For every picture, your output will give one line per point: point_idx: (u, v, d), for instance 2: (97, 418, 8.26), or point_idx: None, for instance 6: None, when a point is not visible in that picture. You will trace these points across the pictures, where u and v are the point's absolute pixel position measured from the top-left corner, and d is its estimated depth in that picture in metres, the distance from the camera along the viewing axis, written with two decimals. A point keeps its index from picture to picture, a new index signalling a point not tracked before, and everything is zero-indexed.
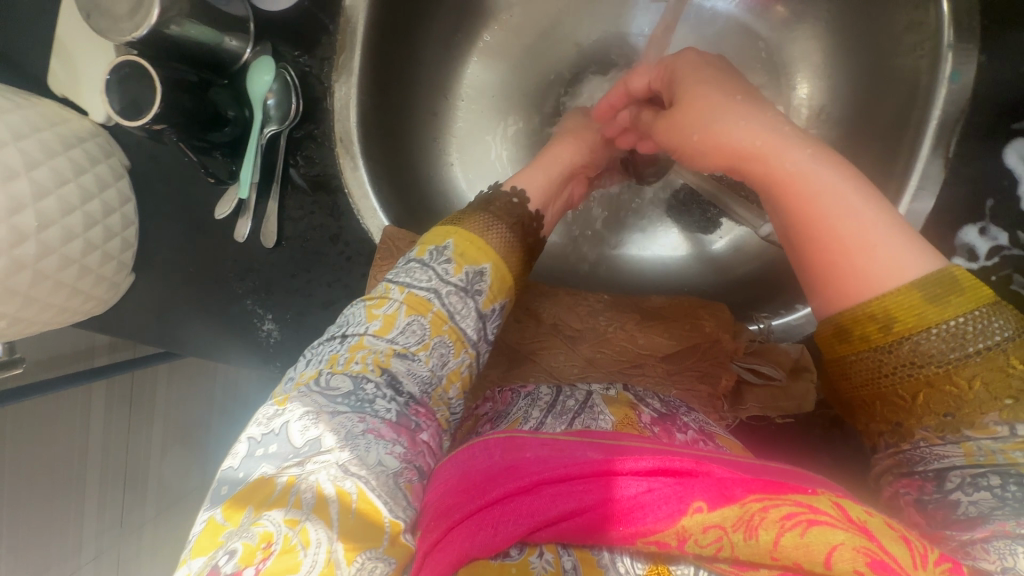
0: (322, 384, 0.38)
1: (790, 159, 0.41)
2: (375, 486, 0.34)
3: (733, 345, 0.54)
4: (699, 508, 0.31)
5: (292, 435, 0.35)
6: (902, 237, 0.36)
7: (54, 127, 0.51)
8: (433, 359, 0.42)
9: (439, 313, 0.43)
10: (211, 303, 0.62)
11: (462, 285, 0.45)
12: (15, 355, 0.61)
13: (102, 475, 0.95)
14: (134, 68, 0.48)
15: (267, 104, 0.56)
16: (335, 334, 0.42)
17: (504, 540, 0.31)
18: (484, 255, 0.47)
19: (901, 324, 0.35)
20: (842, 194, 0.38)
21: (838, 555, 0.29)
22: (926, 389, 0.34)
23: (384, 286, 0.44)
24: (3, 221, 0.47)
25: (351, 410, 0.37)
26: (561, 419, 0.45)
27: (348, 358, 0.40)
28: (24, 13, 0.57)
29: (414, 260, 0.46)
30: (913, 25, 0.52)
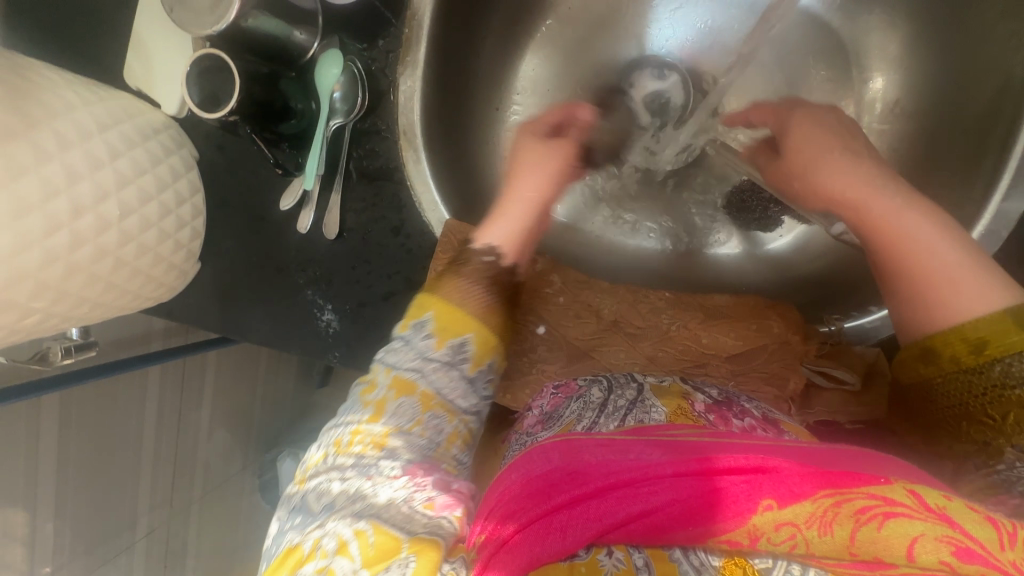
0: (327, 466, 0.39)
1: (882, 201, 0.44)
2: (389, 517, 0.34)
3: (803, 347, 0.53)
4: (770, 506, 0.31)
5: (311, 503, 0.37)
6: (986, 276, 0.39)
7: (132, 119, 0.53)
8: (428, 431, 0.41)
9: (428, 389, 0.42)
10: (273, 292, 0.63)
11: (445, 360, 0.43)
12: (87, 340, 0.63)
13: (156, 455, 0.99)
14: (215, 61, 0.49)
15: (334, 97, 0.56)
16: (334, 425, 0.43)
17: (573, 543, 0.32)
18: (465, 325, 0.45)
19: (993, 348, 0.38)
20: (931, 238, 0.41)
21: (920, 545, 0.29)
22: (1015, 411, 0.38)
23: (371, 369, 0.44)
24: (91, 208, 0.48)
25: (357, 475, 0.37)
26: (614, 418, 0.44)
27: (348, 441, 0.40)
28: (101, 8, 0.58)
29: (395, 338, 0.45)
30: (1012, 11, 0.49)
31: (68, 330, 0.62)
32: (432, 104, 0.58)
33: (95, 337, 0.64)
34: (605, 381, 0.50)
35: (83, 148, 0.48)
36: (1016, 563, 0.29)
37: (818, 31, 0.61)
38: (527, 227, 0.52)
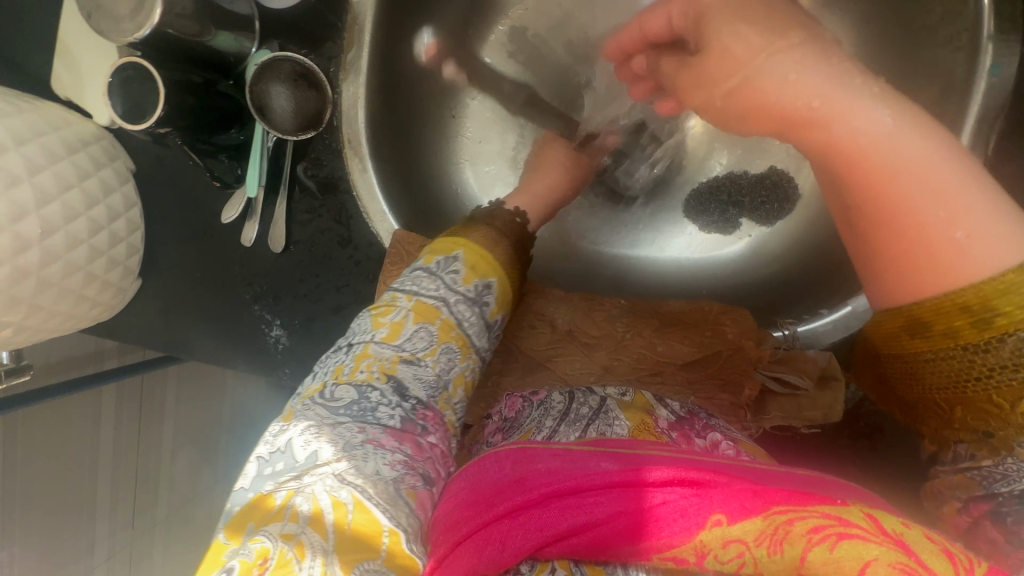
0: (325, 395, 0.38)
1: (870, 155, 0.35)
2: (375, 494, 0.33)
3: (757, 352, 0.52)
4: (719, 521, 0.31)
5: (295, 450, 0.35)
6: (992, 211, 0.33)
7: (57, 130, 0.50)
8: (442, 363, 0.43)
9: (446, 320, 0.44)
10: (218, 308, 0.61)
11: (470, 296, 0.46)
12: (21, 364, 0.60)
13: (114, 476, 0.95)
14: (136, 70, 0.48)
15: (274, 105, 0.52)
16: (339, 348, 0.43)
17: (512, 556, 0.30)
18: (491, 268, 0.49)
19: (1000, 318, 0.32)
20: (929, 182, 0.33)
21: (873, 570, 0.28)
22: (983, 399, 0.34)
23: (391, 295, 0.45)
24: (8, 227, 0.45)
25: (352, 420, 0.37)
26: (575, 427, 0.43)
27: (353, 366, 0.40)
28: (22, 13, 0.55)
29: (420, 267, 0.47)
30: (951, 15, 0.48)
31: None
32: (378, 114, 0.57)
33: (28, 360, 0.61)
34: (569, 390, 0.49)
35: None
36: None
37: None
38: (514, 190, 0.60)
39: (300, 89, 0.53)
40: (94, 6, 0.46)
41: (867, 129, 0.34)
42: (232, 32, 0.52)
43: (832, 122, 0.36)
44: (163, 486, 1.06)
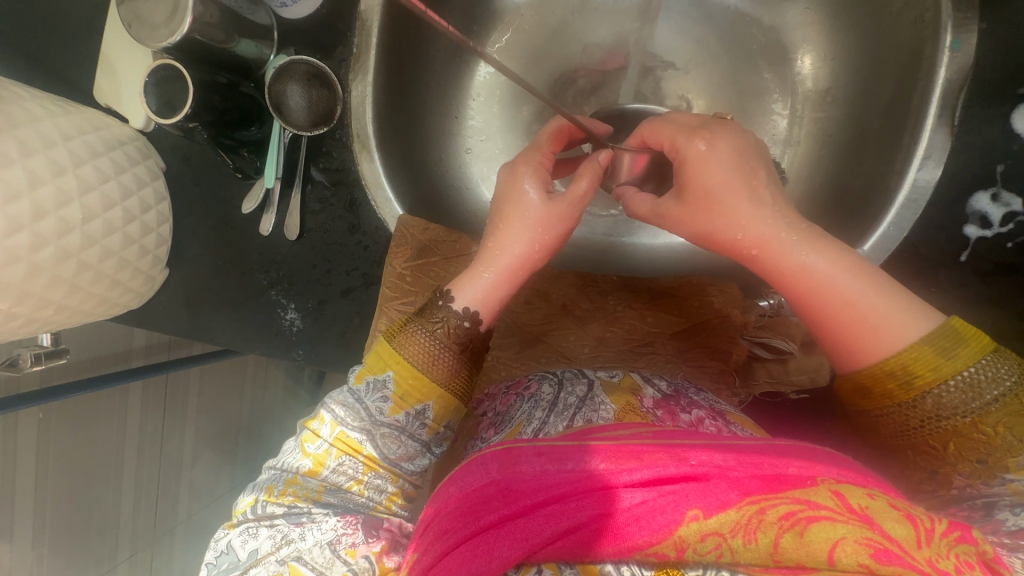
0: (258, 512, 0.43)
1: (792, 257, 0.45)
2: (309, 561, 0.40)
3: (743, 319, 0.55)
4: (695, 516, 0.33)
5: (237, 550, 0.42)
6: (904, 314, 0.41)
7: (97, 130, 0.56)
8: (369, 491, 0.46)
9: (371, 456, 0.46)
10: (237, 294, 0.65)
11: (399, 426, 0.46)
12: (59, 348, 0.64)
13: (138, 473, 1.00)
14: (169, 70, 0.54)
15: (292, 101, 0.58)
16: (275, 464, 0.47)
17: (500, 564, 0.34)
18: (427, 393, 0.46)
19: (920, 380, 0.39)
20: (844, 285, 0.43)
21: (842, 550, 0.31)
22: (955, 439, 0.39)
23: (320, 415, 0.47)
24: (53, 211, 0.50)
25: (286, 515, 0.43)
26: (563, 416, 0.46)
27: (282, 489, 0.45)
28: (69, 31, 0.62)
29: (353, 387, 0.47)
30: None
31: (38, 337, 0.63)
32: (384, 111, 0.62)
33: (65, 345, 0.65)
34: (557, 377, 0.52)
35: (47, 155, 0.50)
36: (932, 560, 0.31)
37: (748, 28, 0.65)
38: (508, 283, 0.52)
39: (312, 88, 0.58)
40: (133, 16, 0.52)
41: (793, 258, 0.45)
42: (253, 40, 0.58)
43: (775, 247, 0.45)
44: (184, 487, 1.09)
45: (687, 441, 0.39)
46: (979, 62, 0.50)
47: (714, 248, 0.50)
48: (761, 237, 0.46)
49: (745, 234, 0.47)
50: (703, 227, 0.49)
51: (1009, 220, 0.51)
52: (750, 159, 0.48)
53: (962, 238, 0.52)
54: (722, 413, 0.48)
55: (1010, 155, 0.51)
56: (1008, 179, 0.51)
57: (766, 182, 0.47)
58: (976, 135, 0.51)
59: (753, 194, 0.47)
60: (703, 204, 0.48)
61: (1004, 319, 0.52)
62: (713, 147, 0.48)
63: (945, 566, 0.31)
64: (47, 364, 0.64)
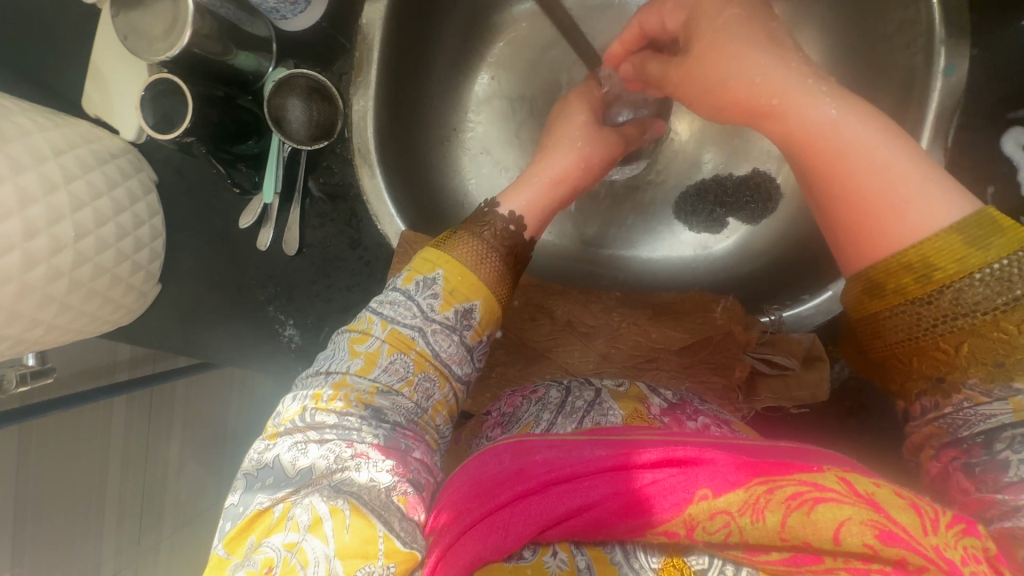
0: (306, 421, 0.40)
1: (815, 113, 0.40)
2: (369, 500, 0.35)
3: (745, 336, 0.55)
4: (705, 495, 0.33)
5: (285, 465, 0.38)
6: (932, 193, 0.36)
7: (89, 144, 0.54)
8: (418, 395, 0.44)
9: (422, 353, 0.45)
10: (233, 310, 0.64)
11: (448, 325, 0.46)
12: (45, 367, 0.62)
13: (122, 490, 0.96)
14: (166, 85, 0.53)
15: (292, 115, 0.57)
16: (322, 370, 0.44)
17: (515, 540, 0.33)
18: (475, 292, 0.47)
19: (942, 273, 0.35)
20: (870, 150, 0.38)
21: (847, 529, 0.31)
22: (970, 339, 0.34)
23: (369, 319, 0.46)
24: (45, 230, 0.49)
25: (337, 437, 0.39)
26: (571, 418, 0.46)
27: (331, 395, 0.42)
28: (57, 41, 0.60)
29: (401, 287, 0.47)
30: (905, 25, 0.53)
31: (23, 356, 0.61)
32: (385, 125, 0.61)
33: (51, 364, 0.63)
34: (564, 384, 0.52)
35: (38, 171, 0.49)
36: (938, 548, 0.30)
37: None
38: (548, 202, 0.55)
39: (313, 102, 0.58)
40: (130, 29, 0.51)
41: (816, 119, 0.40)
42: (252, 53, 0.57)
43: (791, 97, 0.41)
44: (169, 503, 1.06)
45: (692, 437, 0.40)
46: (969, 86, 0.52)
47: (724, 109, 0.46)
48: (784, 93, 0.41)
49: (758, 90, 0.43)
50: (710, 69, 0.45)
51: None
52: (773, 25, 0.45)
53: None
54: (726, 419, 0.49)
55: (1000, 177, 0.52)
56: (999, 201, 0.53)
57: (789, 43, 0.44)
58: (967, 158, 0.53)
59: (771, 50, 0.43)
60: (720, 60, 0.45)
61: None
62: (727, 20, 0.45)
63: (953, 555, 0.29)
64: (32, 384, 0.62)
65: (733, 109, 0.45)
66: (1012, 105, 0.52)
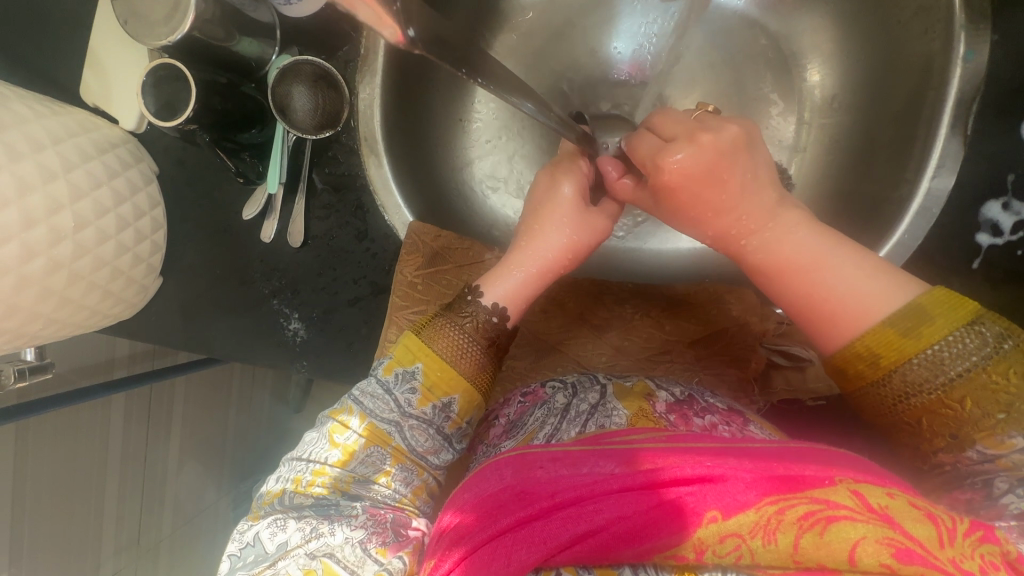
0: (286, 503, 0.43)
1: (757, 238, 0.45)
2: (341, 558, 0.38)
3: (761, 327, 0.55)
4: (714, 518, 0.32)
5: (265, 543, 0.40)
6: (872, 292, 0.40)
7: (88, 133, 0.52)
8: (396, 483, 0.44)
9: (399, 447, 0.45)
10: (236, 304, 0.63)
11: (426, 419, 0.46)
12: (44, 362, 0.61)
13: (121, 488, 0.95)
14: (169, 71, 0.52)
15: (296, 106, 0.56)
16: (301, 455, 0.46)
17: (519, 567, 0.32)
18: (453, 385, 0.46)
19: (886, 359, 0.38)
20: (813, 265, 0.42)
21: (863, 550, 0.30)
22: (928, 415, 0.38)
23: (346, 407, 0.47)
24: (44, 220, 0.47)
25: (315, 512, 0.42)
26: (576, 423, 0.45)
27: (310, 479, 0.44)
28: (54, 28, 0.58)
29: (380, 378, 0.47)
30: (924, 10, 0.52)
31: (21, 352, 0.59)
32: (393, 114, 0.60)
33: (50, 360, 0.62)
34: (570, 386, 0.50)
35: (36, 160, 0.47)
36: (956, 561, 0.29)
37: (757, 34, 0.65)
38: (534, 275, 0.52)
39: (318, 92, 0.56)
40: (130, 13, 0.49)
41: (757, 240, 0.45)
42: (255, 39, 0.55)
43: (746, 231, 0.45)
44: (169, 501, 1.05)
45: (699, 443, 0.39)
46: (990, 72, 0.51)
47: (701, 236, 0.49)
48: (747, 221, 0.45)
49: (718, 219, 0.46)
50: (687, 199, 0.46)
51: (1020, 228, 0.52)
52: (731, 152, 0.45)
53: (974, 245, 0.53)
54: (739, 414, 0.48)
55: (1021, 165, 0.52)
56: (1019, 188, 0.52)
57: (751, 163, 0.46)
58: (986, 146, 0.52)
59: (730, 186, 0.45)
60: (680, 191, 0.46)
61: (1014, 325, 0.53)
62: (684, 162, 0.45)
63: (970, 565, 0.29)
64: (31, 380, 0.60)
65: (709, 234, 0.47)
66: None
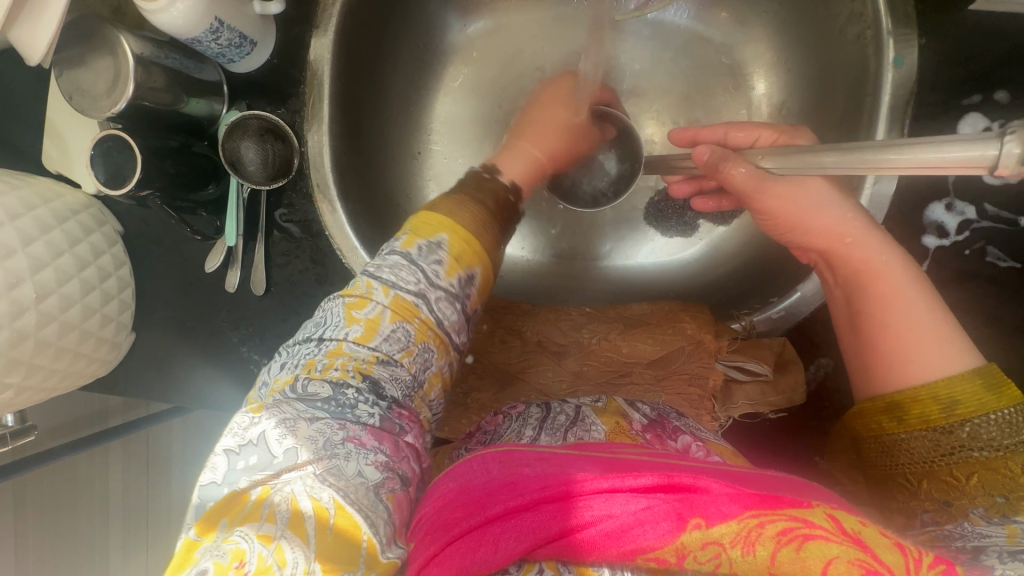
0: (299, 391, 0.40)
1: (864, 249, 0.46)
2: (355, 499, 0.35)
3: (715, 345, 0.54)
4: (698, 524, 0.32)
5: (270, 444, 0.37)
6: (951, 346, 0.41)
7: (47, 203, 0.54)
8: (416, 365, 0.44)
9: (425, 321, 0.44)
10: (207, 353, 0.64)
11: (452, 291, 0.46)
12: (27, 425, 0.63)
13: (124, 534, 0.97)
14: (116, 141, 0.53)
15: (246, 159, 0.58)
16: (313, 336, 0.44)
17: (504, 557, 0.32)
18: (477, 259, 0.47)
19: (962, 407, 0.39)
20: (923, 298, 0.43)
21: (834, 567, 0.30)
22: (980, 471, 0.39)
23: (364, 281, 0.45)
24: (5, 295, 0.49)
25: (330, 416, 0.38)
26: (555, 434, 0.46)
27: (326, 364, 0.41)
28: (13, 101, 0.60)
29: (398, 251, 0.45)
30: (854, 16, 0.52)
31: (3, 417, 0.61)
32: (344, 159, 0.60)
33: (32, 421, 0.63)
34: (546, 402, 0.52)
35: None
36: None
37: (702, 47, 0.65)
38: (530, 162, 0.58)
39: (266, 143, 0.58)
40: (72, 88, 0.51)
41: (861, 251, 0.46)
42: (203, 98, 0.57)
43: (851, 240, 0.47)
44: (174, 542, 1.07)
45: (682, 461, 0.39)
46: (922, 73, 0.51)
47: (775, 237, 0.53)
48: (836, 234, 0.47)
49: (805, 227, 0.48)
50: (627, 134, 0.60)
51: (964, 228, 0.52)
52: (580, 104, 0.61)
53: (922, 247, 0.53)
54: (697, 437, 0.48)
55: None
56: (961, 189, 0.52)
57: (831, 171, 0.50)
58: None
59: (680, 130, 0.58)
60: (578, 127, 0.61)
61: (969, 325, 0.53)
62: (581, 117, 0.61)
63: None
64: (15, 443, 0.62)
65: (815, 241, 0.48)
66: (966, 90, 0.51)
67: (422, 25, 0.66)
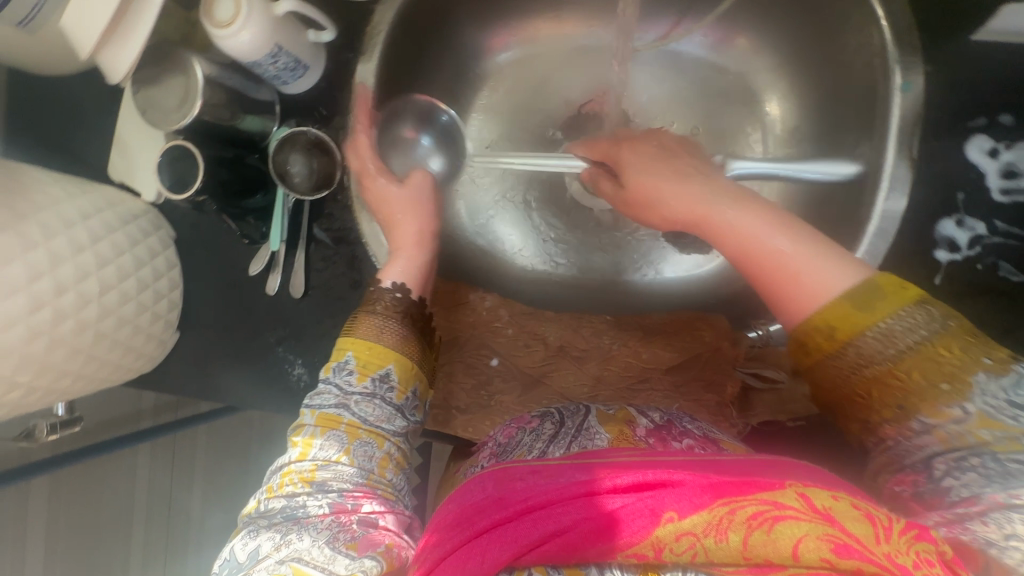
0: (260, 511, 0.45)
1: (715, 205, 0.49)
2: (309, 559, 0.40)
3: (734, 352, 0.58)
4: (671, 518, 0.33)
5: (237, 554, 0.43)
6: (828, 262, 0.43)
7: (112, 207, 0.59)
8: (358, 460, 0.48)
9: (351, 423, 0.49)
10: (245, 352, 0.67)
11: (368, 392, 0.51)
12: (74, 416, 0.66)
13: (146, 536, 0.99)
14: (180, 149, 0.58)
15: (291, 170, 0.62)
16: (270, 470, 0.49)
17: (492, 566, 0.34)
18: (385, 357, 0.52)
19: (843, 332, 0.42)
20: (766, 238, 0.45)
21: (805, 546, 0.31)
22: (879, 386, 0.41)
23: (301, 413, 0.51)
24: (73, 286, 0.53)
25: (285, 518, 0.44)
26: (560, 444, 0.48)
27: (279, 484, 0.46)
28: (86, 118, 0.67)
29: (320, 377, 0.52)
30: (862, 46, 0.55)
31: (54, 407, 0.65)
32: (382, 171, 0.65)
33: (79, 413, 0.67)
34: (558, 413, 0.53)
35: (67, 236, 0.53)
36: (892, 556, 0.31)
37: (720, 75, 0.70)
38: (421, 265, 0.60)
39: (313, 157, 0.63)
40: (147, 104, 0.57)
41: (713, 209, 0.49)
42: (258, 115, 0.63)
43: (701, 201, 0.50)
44: (192, 549, 1.07)
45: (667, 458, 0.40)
46: (929, 98, 0.54)
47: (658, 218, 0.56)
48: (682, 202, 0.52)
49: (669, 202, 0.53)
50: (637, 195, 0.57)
51: (975, 244, 0.54)
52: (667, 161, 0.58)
53: (935, 262, 0.55)
54: (714, 440, 0.49)
55: (970, 184, 0.54)
56: (970, 206, 0.54)
57: (693, 169, 0.54)
58: (936, 166, 0.55)
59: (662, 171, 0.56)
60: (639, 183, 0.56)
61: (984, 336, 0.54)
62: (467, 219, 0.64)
63: (906, 562, 0.30)
64: (62, 433, 0.65)
65: (658, 214, 0.55)
66: (971, 113, 0.54)
67: (458, 54, 0.71)
